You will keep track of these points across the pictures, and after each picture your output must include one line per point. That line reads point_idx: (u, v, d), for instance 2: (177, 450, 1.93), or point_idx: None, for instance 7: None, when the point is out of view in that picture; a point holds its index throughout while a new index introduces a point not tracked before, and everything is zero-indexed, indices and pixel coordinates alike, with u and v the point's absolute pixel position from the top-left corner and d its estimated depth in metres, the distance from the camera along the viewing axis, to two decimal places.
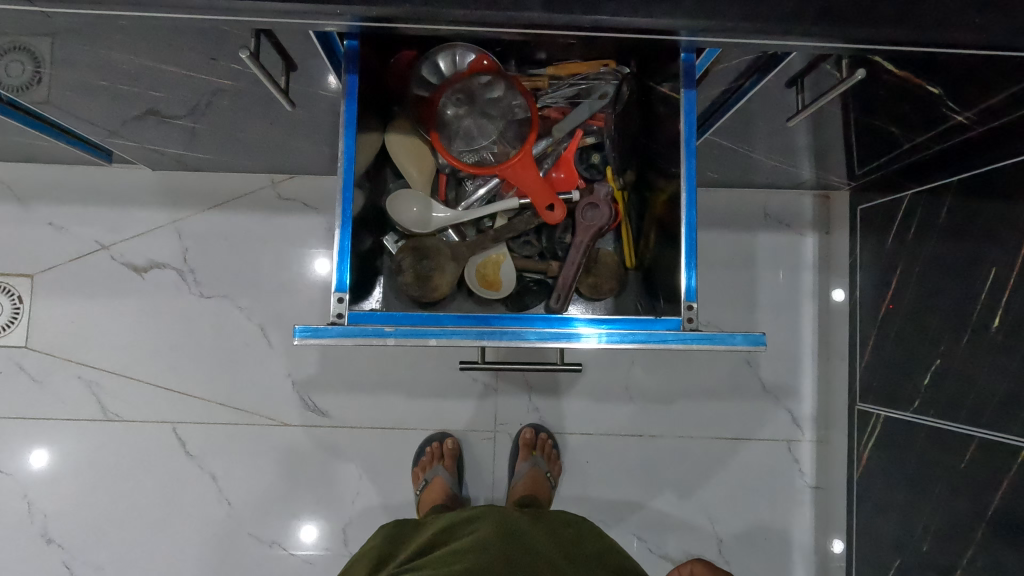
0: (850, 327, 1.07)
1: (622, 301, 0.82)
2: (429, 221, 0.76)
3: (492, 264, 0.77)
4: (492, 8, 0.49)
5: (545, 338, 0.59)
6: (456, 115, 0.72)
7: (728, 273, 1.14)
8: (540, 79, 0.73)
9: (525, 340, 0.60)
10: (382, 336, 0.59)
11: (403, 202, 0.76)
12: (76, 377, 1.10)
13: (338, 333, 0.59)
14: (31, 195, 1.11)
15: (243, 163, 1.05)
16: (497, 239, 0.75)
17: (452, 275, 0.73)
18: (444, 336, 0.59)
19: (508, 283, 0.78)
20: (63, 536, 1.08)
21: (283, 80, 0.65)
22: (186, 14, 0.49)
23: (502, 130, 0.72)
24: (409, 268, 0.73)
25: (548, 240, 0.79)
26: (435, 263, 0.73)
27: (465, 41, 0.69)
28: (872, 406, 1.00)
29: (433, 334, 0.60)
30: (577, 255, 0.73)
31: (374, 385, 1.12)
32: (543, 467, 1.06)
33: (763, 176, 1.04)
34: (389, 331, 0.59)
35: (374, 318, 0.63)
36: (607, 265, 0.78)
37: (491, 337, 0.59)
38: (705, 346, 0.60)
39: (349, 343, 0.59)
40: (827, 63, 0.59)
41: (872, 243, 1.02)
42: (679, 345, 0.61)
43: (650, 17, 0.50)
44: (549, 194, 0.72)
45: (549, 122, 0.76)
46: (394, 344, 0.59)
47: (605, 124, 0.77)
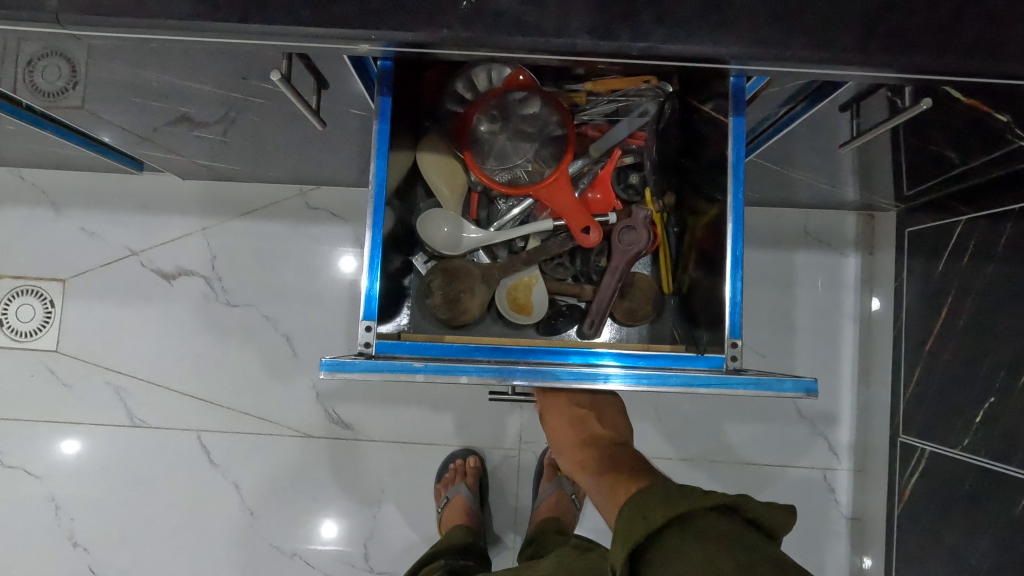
0: (894, 354, 1.02)
1: (659, 328, 0.79)
2: (460, 242, 0.74)
3: (524, 287, 0.76)
4: (536, 35, 0.47)
5: (580, 378, 0.57)
6: (490, 132, 0.70)
7: (765, 294, 1.10)
8: (579, 94, 0.69)
9: (558, 379, 0.57)
10: (411, 372, 0.57)
11: (434, 222, 0.74)
12: (104, 382, 1.11)
13: (364, 368, 0.57)
14: (67, 201, 1.12)
15: (273, 173, 1.04)
16: (529, 261, 0.73)
17: (482, 297, 0.72)
18: (476, 372, 0.57)
19: (539, 307, 0.76)
20: (89, 541, 1.09)
21: (314, 99, 0.64)
22: (218, 38, 0.48)
23: (537, 147, 0.71)
24: (438, 290, 0.71)
25: (583, 262, 0.77)
26: (464, 284, 0.71)
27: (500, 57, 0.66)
28: (916, 439, 0.95)
29: (465, 370, 0.57)
30: (611, 280, 0.71)
31: (399, 399, 1.11)
32: (569, 489, 1.05)
33: (805, 195, 1.00)
34: (419, 366, 0.57)
35: (402, 348, 0.62)
36: (642, 288, 0.76)
37: (516, 376, 0.57)
38: (752, 391, 0.57)
39: (377, 377, 0.57)
40: (884, 91, 0.56)
41: (920, 267, 0.97)
42: (722, 390, 0.57)
43: (704, 45, 0.47)
44: (585, 216, 0.70)
45: (587, 140, 0.75)
46: (423, 380, 0.57)
47: (645, 143, 0.73)
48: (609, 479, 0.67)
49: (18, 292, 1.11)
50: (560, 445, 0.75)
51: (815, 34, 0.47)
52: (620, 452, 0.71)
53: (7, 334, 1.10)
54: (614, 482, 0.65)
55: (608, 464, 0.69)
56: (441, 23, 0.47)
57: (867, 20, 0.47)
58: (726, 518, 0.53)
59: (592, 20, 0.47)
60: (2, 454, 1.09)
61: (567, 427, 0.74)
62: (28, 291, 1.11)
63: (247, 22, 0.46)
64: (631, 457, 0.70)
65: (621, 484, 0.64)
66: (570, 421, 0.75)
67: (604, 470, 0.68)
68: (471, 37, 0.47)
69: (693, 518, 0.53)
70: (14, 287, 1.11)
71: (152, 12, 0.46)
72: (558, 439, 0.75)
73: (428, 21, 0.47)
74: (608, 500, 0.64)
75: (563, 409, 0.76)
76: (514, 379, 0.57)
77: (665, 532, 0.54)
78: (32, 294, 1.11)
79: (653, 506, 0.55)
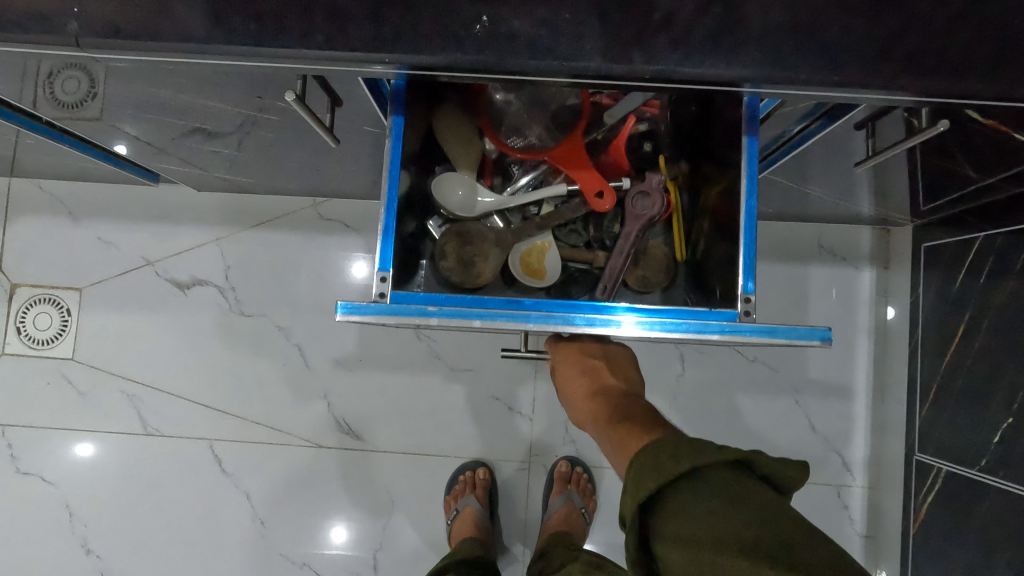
0: (909, 371, 1.01)
1: (671, 295, 0.79)
2: (475, 205, 0.74)
3: (537, 251, 0.76)
4: (548, 58, 0.47)
5: (592, 325, 0.57)
6: (505, 100, 0.69)
7: (777, 306, 1.10)
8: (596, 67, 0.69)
9: (573, 325, 0.57)
10: (425, 315, 0.58)
11: (448, 184, 0.74)
12: (118, 390, 1.12)
13: (380, 311, 0.57)
14: (84, 212, 1.14)
15: (287, 186, 1.05)
16: (542, 225, 0.73)
17: (495, 262, 0.72)
18: (488, 317, 0.58)
19: (552, 273, 0.76)
20: (101, 548, 1.09)
21: (327, 117, 0.64)
22: (233, 61, 0.49)
23: (552, 115, 0.69)
24: (452, 253, 0.71)
25: (596, 228, 0.78)
26: (477, 249, 0.71)
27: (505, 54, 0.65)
28: (932, 458, 0.94)
29: (477, 315, 0.58)
30: (625, 244, 0.71)
31: (409, 409, 1.11)
32: (578, 502, 1.04)
33: (819, 210, 0.99)
34: (433, 310, 0.58)
35: (416, 298, 0.60)
36: (656, 257, 0.75)
37: (530, 321, 0.58)
38: (765, 338, 0.56)
39: (391, 321, 0.57)
40: (895, 114, 0.56)
41: (936, 283, 0.96)
42: (734, 338, 0.57)
43: (716, 67, 0.47)
44: (598, 180, 0.71)
45: (601, 108, 0.73)
46: (437, 325, 0.58)
47: (660, 112, 0.76)
48: (616, 427, 0.64)
49: (37, 300, 1.12)
50: (574, 398, 0.74)
51: (830, 56, 0.47)
52: (629, 400, 0.69)
53: (26, 341, 1.12)
54: (622, 429, 0.63)
55: (618, 411, 0.67)
56: (454, 46, 0.47)
57: (881, 44, 0.47)
58: (747, 477, 0.49)
59: (604, 44, 0.47)
60: (17, 460, 1.11)
61: (579, 377, 0.74)
62: (45, 300, 1.13)
63: (261, 45, 0.47)
64: (640, 404, 0.67)
65: (629, 432, 0.62)
66: (582, 372, 0.74)
67: (613, 418, 0.66)
68: (482, 60, 0.47)
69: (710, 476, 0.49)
70: (33, 296, 1.12)
71: (169, 36, 0.47)
72: (571, 390, 0.74)
73: (440, 44, 0.47)
74: (617, 447, 0.62)
75: (574, 360, 0.75)
76: (529, 325, 0.58)
77: (678, 486, 0.49)
78: (49, 303, 1.13)
79: (668, 458, 0.50)
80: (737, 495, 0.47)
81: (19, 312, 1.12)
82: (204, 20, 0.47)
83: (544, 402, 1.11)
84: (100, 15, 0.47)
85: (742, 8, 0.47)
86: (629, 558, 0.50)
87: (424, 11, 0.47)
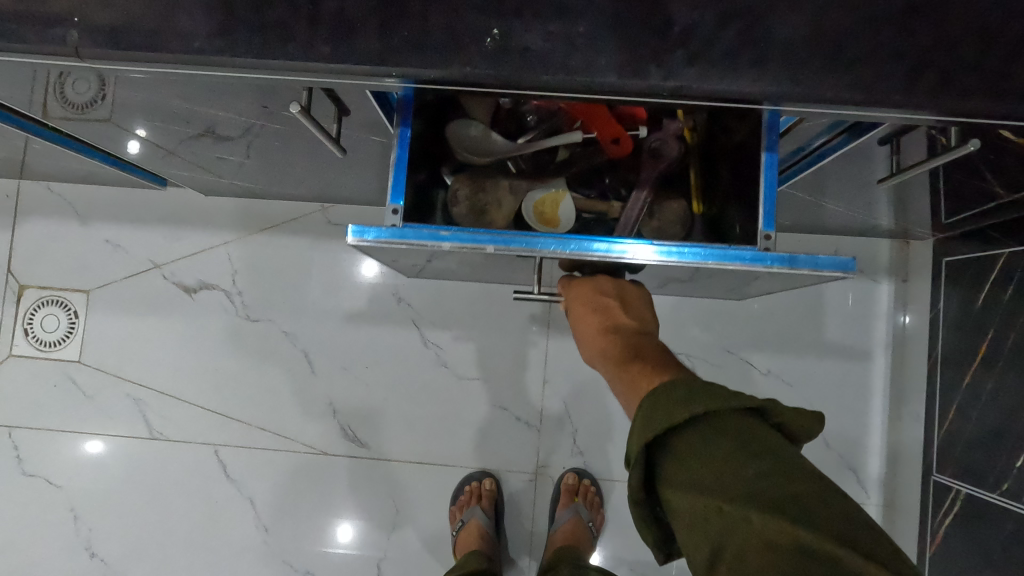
0: (928, 388, 0.98)
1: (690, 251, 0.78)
2: (489, 147, 0.70)
3: (551, 202, 0.72)
4: (562, 73, 0.45)
5: (609, 253, 0.56)
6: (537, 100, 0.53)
7: (791, 317, 1.08)
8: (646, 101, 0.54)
9: (591, 252, 0.56)
10: (438, 240, 0.56)
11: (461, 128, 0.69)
12: (125, 394, 1.11)
13: (389, 235, 0.56)
14: (92, 214, 1.13)
15: (295, 191, 1.04)
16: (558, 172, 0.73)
17: (509, 210, 0.70)
18: (502, 242, 0.56)
19: (567, 223, 0.72)
20: (105, 551, 1.09)
21: (335, 127, 0.61)
22: (237, 72, 0.47)
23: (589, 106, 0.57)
24: (465, 199, 0.68)
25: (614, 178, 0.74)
26: (492, 197, 0.69)
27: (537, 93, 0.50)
28: (951, 479, 0.91)
29: (491, 240, 0.56)
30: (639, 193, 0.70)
31: (416, 418, 1.10)
32: (585, 515, 1.02)
33: (836, 223, 0.97)
34: (445, 235, 0.56)
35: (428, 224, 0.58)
36: (672, 207, 0.71)
37: (547, 246, 0.56)
38: (783, 268, 0.55)
39: (403, 245, 0.56)
40: (921, 133, 0.55)
41: (958, 299, 0.93)
42: (754, 266, 0.56)
43: (737, 83, 0.45)
44: (616, 128, 0.68)
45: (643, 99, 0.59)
46: (450, 249, 0.56)
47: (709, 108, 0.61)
48: (628, 366, 0.57)
49: (44, 301, 1.12)
50: (582, 334, 0.65)
51: (856, 74, 0.45)
52: (643, 344, 0.60)
53: (32, 343, 1.11)
54: (634, 368, 0.56)
55: (630, 353, 0.59)
56: (463, 59, 0.45)
57: (911, 63, 0.45)
58: (759, 422, 0.46)
59: (620, 58, 0.45)
60: (23, 462, 1.10)
61: (589, 313, 0.64)
62: (53, 302, 1.12)
63: (266, 58, 0.46)
64: (657, 350, 0.59)
65: (640, 371, 0.55)
66: (592, 309, 0.64)
67: (624, 357, 0.58)
68: (493, 74, 0.45)
69: (721, 420, 0.46)
70: (41, 297, 1.12)
71: (171, 47, 0.46)
72: (582, 329, 0.65)
73: (450, 58, 0.45)
74: (625, 387, 0.56)
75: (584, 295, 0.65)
76: (541, 250, 0.56)
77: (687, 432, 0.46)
78: (57, 305, 1.12)
79: (679, 402, 0.47)
80: (744, 442, 0.44)
81: (27, 313, 1.12)
82: (208, 31, 0.46)
83: (554, 412, 1.09)
84: (102, 25, 0.46)
85: (764, 24, 0.46)
86: (632, 496, 0.49)
87: (434, 24, 0.46)
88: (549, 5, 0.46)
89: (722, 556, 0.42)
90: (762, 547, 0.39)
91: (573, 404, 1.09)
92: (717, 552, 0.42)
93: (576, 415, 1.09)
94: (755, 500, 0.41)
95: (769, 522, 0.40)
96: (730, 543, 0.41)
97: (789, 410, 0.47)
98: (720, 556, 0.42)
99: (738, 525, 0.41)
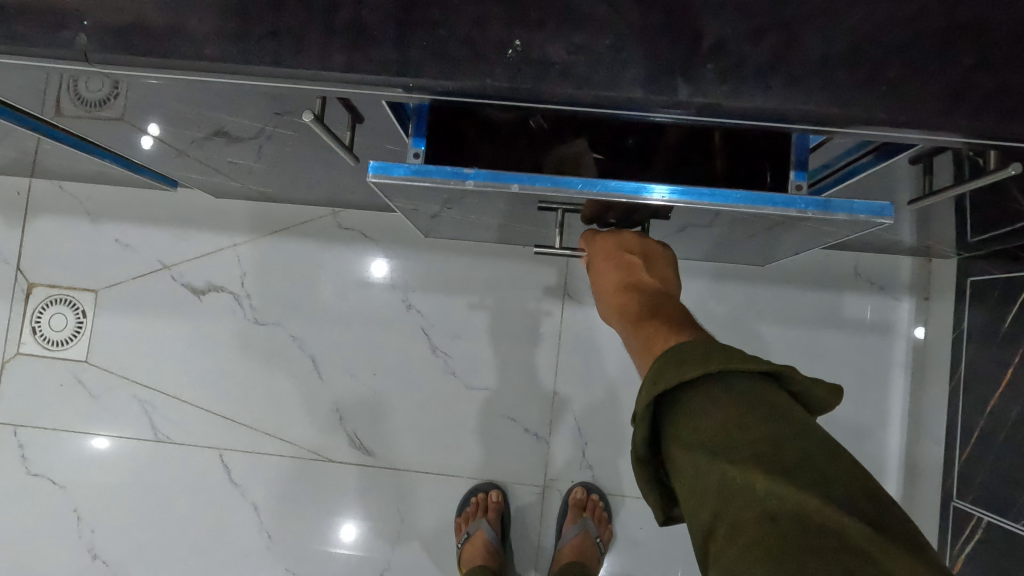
0: (949, 411, 0.96)
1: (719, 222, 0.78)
2: None
3: (572, 167, 0.56)
4: (585, 86, 0.43)
5: (639, 194, 0.48)
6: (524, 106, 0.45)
7: (808, 333, 1.06)
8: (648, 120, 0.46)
9: (618, 193, 0.49)
10: (461, 178, 0.49)
11: None
12: (131, 395, 1.10)
13: (412, 171, 0.49)
14: (103, 213, 1.13)
15: (306, 195, 1.03)
16: None
17: None
18: (529, 181, 0.48)
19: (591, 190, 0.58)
20: (107, 553, 1.08)
21: (347, 135, 0.59)
22: (249, 80, 0.46)
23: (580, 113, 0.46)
24: None
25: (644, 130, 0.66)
26: None
27: (535, 102, 0.45)
28: (972, 506, 0.89)
29: (517, 179, 0.49)
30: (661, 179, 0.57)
31: (423, 427, 1.08)
32: (593, 531, 1.00)
33: (856, 239, 0.95)
34: (468, 173, 0.49)
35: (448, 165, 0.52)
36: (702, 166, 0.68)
37: (575, 185, 0.48)
38: (817, 214, 0.48)
39: (425, 184, 0.49)
40: (947, 155, 0.53)
41: (981, 321, 0.90)
42: (786, 212, 0.48)
43: (768, 101, 0.43)
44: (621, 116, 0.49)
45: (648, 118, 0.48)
46: (473, 188, 0.49)
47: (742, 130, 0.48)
48: (645, 326, 0.54)
49: (52, 301, 1.12)
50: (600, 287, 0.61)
51: (890, 96, 0.44)
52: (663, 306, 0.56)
53: (40, 342, 1.11)
54: (651, 327, 0.53)
55: (648, 312, 0.55)
56: (483, 70, 0.44)
57: (951, 88, 0.44)
58: (775, 387, 0.44)
59: (648, 72, 0.44)
60: (28, 461, 1.10)
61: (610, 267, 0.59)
62: (61, 301, 1.12)
63: (279, 66, 0.45)
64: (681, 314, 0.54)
65: (657, 330, 0.53)
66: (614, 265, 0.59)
67: (641, 318, 0.55)
68: (515, 86, 0.44)
69: (734, 382, 0.44)
70: (49, 296, 1.12)
71: (181, 53, 0.45)
72: (600, 283, 0.60)
73: (469, 69, 0.44)
74: (641, 346, 0.54)
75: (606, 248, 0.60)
76: (572, 192, 0.48)
77: (699, 393, 0.44)
78: (65, 304, 1.12)
79: (691, 357, 0.45)
80: (759, 406, 0.42)
81: (35, 311, 1.11)
82: (220, 37, 0.45)
83: (563, 424, 1.07)
84: (110, 30, 0.45)
85: (796, 41, 0.44)
86: (637, 451, 0.48)
87: (454, 33, 0.44)
88: (575, 15, 0.44)
89: (719, 525, 0.40)
90: (759, 515, 0.37)
91: (583, 416, 1.07)
92: (714, 520, 0.40)
93: (586, 428, 1.07)
94: (761, 464, 0.39)
95: (772, 486, 0.38)
96: (728, 510, 0.39)
97: (808, 379, 0.45)
98: (717, 524, 0.40)
99: (740, 490, 0.39)
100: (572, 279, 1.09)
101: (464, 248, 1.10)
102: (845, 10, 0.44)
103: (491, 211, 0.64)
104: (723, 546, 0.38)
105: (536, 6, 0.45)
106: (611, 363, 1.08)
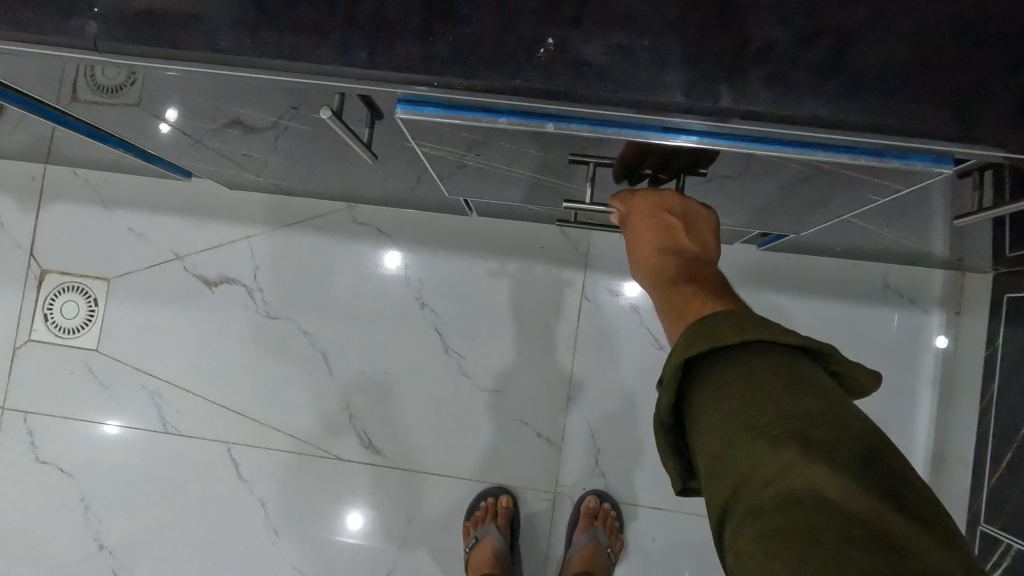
0: (979, 431, 0.92)
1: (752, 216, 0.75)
2: None
3: None
4: (622, 90, 0.41)
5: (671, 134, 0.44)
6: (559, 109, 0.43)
7: (833, 340, 1.03)
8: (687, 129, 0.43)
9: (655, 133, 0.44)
10: (494, 115, 0.44)
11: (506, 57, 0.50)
12: (141, 385, 1.10)
13: (443, 108, 0.44)
14: (117, 202, 1.12)
15: (322, 190, 1.01)
16: None
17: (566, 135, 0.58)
18: (563, 120, 0.44)
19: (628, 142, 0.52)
20: (114, 544, 1.07)
21: (366, 132, 0.56)
22: (265, 74, 0.44)
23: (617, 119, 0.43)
24: None
25: None
26: None
27: (570, 104, 0.42)
28: (1000, 531, 0.85)
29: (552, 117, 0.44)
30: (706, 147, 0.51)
31: (433, 427, 1.06)
32: (604, 540, 0.98)
33: (888, 249, 0.91)
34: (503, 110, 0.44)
35: None
36: None
37: (610, 126, 0.44)
38: (871, 161, 0.43)
39: (455, 121, 0.44)
40: (996, 172, 0.49)
41: (1015, 342, 0.87)
42: (838, 157, 0.43)
43: (819, 111, 0.41)
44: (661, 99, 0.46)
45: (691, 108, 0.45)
46: (506, 126, 0.44)
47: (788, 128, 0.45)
48: (681, 290, 0.51)
49: (64, 288, 1.11)
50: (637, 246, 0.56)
51: (951, 112, 0.41)
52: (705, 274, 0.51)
53: (52, 329, 1.10)
54: (688, 293, 0.50)
55: (686, 279, 0.51)
56: (513, 71, 0.41)
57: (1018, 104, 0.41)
58: (812, 364, 0.42)
59: (689, 76, 0.41)
60: (37, 448, 1.09)
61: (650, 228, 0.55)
62: (73, 289, 1.11)
63: (298, 61, 0.42)
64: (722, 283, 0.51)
65: (692, 297, 0.49)
66: (653, 226, 0.55)
67: (677, 283, 0.51)
68: (546, 89, 0.41)
69: (770, 355, 0.41)
70: (61, 283, 1.11)
71: (194, 46, 0.43)
72: (634, 243, 0.56)
73: (498, 70, 0.41)
74: (674, 313, 0.50)
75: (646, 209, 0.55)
76: (609, 135, 0.44)
77: (731, 362, 0.42)
78: (76, 291, 1.11)
79: (727, 327, 0.43)
80: (795, 379, 0.40)
81: (47, 299, 1.10)
82: (236, 30, 0.43)
83: (577, 428, 1.05)
84: (121, 19, 0.43)
85: (850, 50, 0.41)
86: (660, 419, 0.46)
87: (483, 31, 0.42)
88: (613, 14, 0.42)
89: (737, 500, 0.37)
90: (775, 492, 0.35)
91: (598, 422, 1.05)
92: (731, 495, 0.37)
93: (600, 433, 1.05)
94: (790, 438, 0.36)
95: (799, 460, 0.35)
96: (749, 484, 0.36)
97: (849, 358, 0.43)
98: (735, 501, 0.37)
99: (764, 462, 0.36)
100: (591, 282, 1.06)
101: (482, 245, 1.08)
102: (904, 17, 0.42)
103: (521, 163, 0.59)
104: (737, 526, 0.36)
105: (572, 3, 0.42)
106: (628, 369, 1.05)
